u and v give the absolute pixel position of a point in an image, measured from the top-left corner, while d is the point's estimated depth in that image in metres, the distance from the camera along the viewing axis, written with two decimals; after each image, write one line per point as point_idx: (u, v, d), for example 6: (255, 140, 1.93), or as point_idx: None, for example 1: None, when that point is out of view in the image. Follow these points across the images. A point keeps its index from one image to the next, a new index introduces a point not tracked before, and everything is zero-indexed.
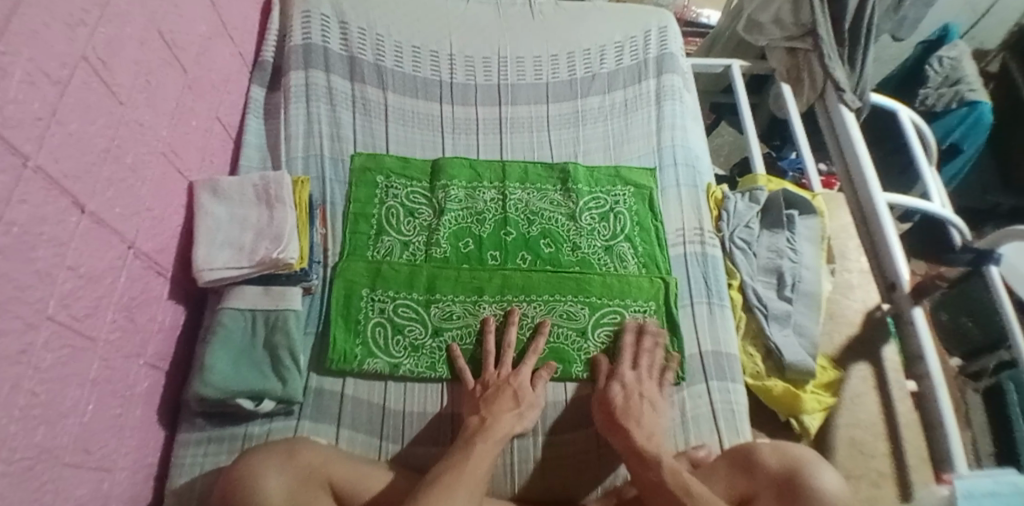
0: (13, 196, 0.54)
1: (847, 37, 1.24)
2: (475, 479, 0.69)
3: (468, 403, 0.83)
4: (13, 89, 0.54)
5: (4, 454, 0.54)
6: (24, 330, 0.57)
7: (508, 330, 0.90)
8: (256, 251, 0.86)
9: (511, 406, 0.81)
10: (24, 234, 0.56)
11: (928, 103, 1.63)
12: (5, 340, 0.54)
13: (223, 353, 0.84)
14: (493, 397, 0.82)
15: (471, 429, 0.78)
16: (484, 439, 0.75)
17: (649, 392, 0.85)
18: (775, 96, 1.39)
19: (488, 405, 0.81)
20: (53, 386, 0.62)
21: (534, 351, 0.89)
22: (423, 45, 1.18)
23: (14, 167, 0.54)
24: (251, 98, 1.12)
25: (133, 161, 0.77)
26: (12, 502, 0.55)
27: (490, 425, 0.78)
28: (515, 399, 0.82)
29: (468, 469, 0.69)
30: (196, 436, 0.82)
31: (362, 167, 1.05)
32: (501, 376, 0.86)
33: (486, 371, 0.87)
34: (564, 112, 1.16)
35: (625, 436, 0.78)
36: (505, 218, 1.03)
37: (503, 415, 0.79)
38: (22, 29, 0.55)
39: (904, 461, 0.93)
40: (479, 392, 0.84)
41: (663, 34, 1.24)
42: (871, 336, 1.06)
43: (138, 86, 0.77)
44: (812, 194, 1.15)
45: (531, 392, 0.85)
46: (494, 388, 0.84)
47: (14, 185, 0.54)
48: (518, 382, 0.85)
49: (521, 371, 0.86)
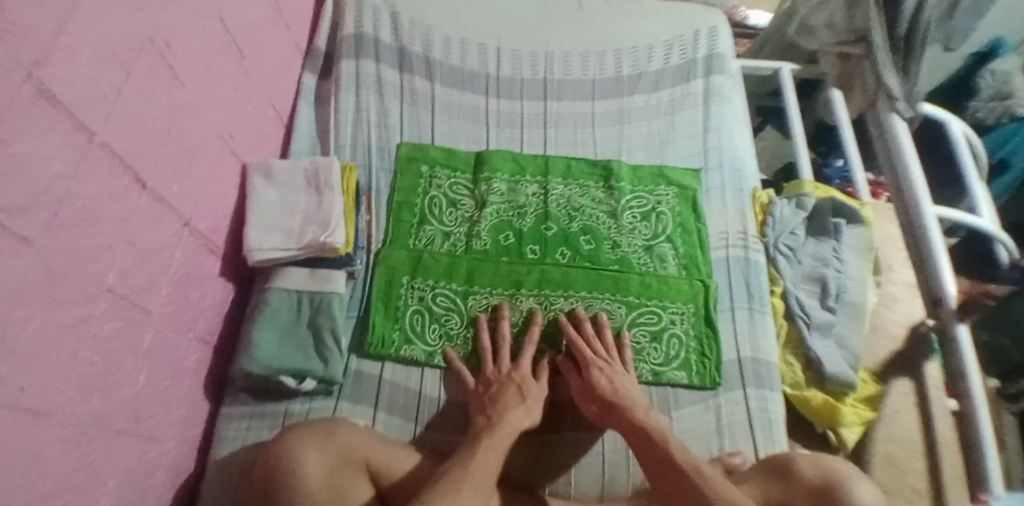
0: (78, 171, 0.57)
1: (901, 43, 1.15)
2: (481, 475, 0.67)
3: (475, 402, 0.83)
4: (81, 68, 0.56)
5: (59, 418, 0.57)
6: (83, 301, 0.60)
7: (502, 322, 0.90)
8: (305, 234, 0.88)
9: (516, 401, 0.81)
10: (87, 208, 0.59)
11: (978, 116, 1.58)
12: (65, 309, 0.57)
13: (269, 331, 0.86)
14: (498, 396, 0.82)
15: (478, 427, 0.77)
16: (489, 436, 0.74)
17: (619, 369, 0.86)
18: (824, 102, 1.36)
19: (493, 404, 0.81)
20: (109, 355, 0.65)
21: (530, 342, 0.89)
22: (471, 38, 1.18)
23: (80, 143, 0.57)
24: (303, 85, 1.14)
25: (192, 143, 0.79)
26: (62, 465, 0.58)
27: (497, 422, 0.77)
28: (520, 395, 0.82)
29: (474, 467, 0.68)
30: (239, 410, 0.85)
31: (407, 156, 1.06)
32: (503, 373, 0.86)
33: (485, 367, 0.87)
34: (610, 109, 1.15)
35: (623, 415, 0.79)
36: (546, 213, 1.03)
37: (508, 413, 0.78)
38: (92, 12, 0.57)
39: (940, 479, 0.92)
40: (482, 390, 0.84)
41: (714, 34, 1.22)
42: (913, 353, 1.03)
43: (198, 69, 0.79)
44: (860, 202, 1.12)
45: (537, 386, 0.84)
46: (498, 385, 0.84)
47: (79, 160, 0.57)
48: (520, 377, 0.84)
49: (521, 366, 0.86)
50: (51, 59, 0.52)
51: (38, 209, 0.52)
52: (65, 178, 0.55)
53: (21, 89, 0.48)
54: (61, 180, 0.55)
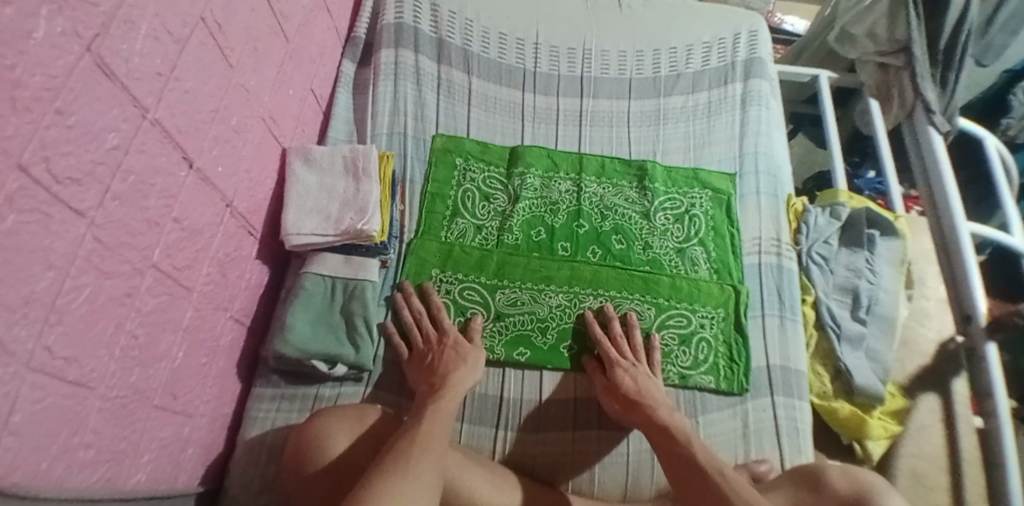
0: (132, 146, 0.58)
1: (941, 59, 1.18)
2: (431, 439, 0.68)
3: (417, 373, 0.83)
4: (138, 43, 0.57)
5: (100, 390, 0.58)
6: (130, 275, 0.60)
7: (412, 301, 0.90)
8: (342, 220, 0.89)
9: (457, 362, 0.82)
10: (137, 183, 0.60)
11: (1009, 133, 1.51)
12: (113, 282, 0.58)
13: (302, 314, 0.86)
14: (437, 364, 0.82)
15: (423, 396, 0.78)
16: (437, 400, 0.75)
17: (643, 369, 0.86)
18: (862, 110, 1.32)
19: (434, 372, 0.81)
20: (151, 330, 0.66)
21: (439, 308, 0.90)
22: (510, 32, 1.18)
23: (134, 118, 0.58)
24: (342, 72, 1.14)
25: (237, 124, 0.80)
26: (101, 436, 0.59)
27: (441, 387, 0.78)
28: (457, 356, 0.83)
29: (421, 433, 0.68)
30: (270, 391, 0.86)
31: (443, 148, 1.06)
32: (433, 342, 0.86)
33: (414, 340, 0.87)
34: (646, 110, 1.15)
35: (646, 413, 0.79)
36: (578, 211, 1.03)
37: (451, 375, 0.80)
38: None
39: (963, 497, 0.91)
40: (422, 361, 0.84)
41: (754, 38, 1.21)
42: (943, 369, 1.01)
43: (247, 51, 0.80)
44: (895, 215, 1.11)
45: (470, 344, 0.86)
46: (432, 354, 0.84)
47: (133, 135, 0.58)
48: (450, 340, 0.85)
49: (447, 330, 0.87)
50: (109, 33, 0.52)
51: (90, 182, 0.52)
52: (119, 152, 0.56)
53: (79, 60, 0.49)
54: (115, 153, 0.55)
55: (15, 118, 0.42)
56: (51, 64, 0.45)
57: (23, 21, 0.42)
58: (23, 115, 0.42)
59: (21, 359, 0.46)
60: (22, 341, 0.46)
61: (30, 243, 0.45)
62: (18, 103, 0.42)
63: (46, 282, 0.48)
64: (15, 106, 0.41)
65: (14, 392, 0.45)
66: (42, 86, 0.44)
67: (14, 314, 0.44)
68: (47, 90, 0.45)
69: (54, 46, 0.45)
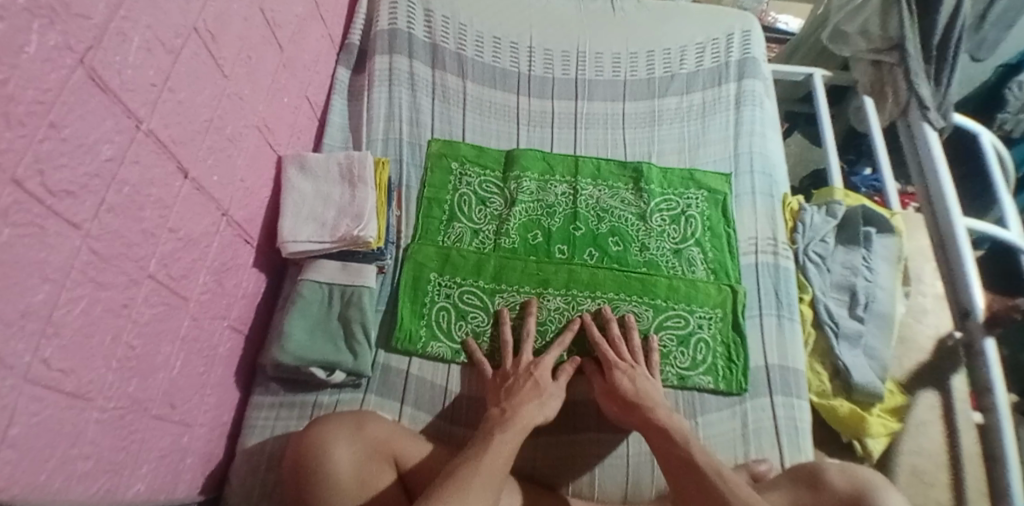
0: (126, 157, 0.58)
1: (934, 54, 1.18)
2: (493, 470, 0.66)
3: (493, 396, 0.82)
4: (131, 55, 0.57)
5: (99, 401, 0.58)
6: (125, 286, 0.60)
7: (501, 327, 0.90)
8: (338, 227, 0.89)
9: (533, 395, 0.80)
10: (132, 194, 0.60)
11: (1006, 128, 1.52)
12: (110, 293, 0.58)
13: (299, 321, 0.86)
14: (513, 389, 0.81)
15: (491, 420, 0.76)
16: (502, 431, 0.73)
17: (642, 370, 0.86)
18: (857, 110, 1.34)
19: (508, 397, 0.80)
20: (149, 340, 0.66)
21: (529, 335, 0.89)
22: (504, 36, 1.19)
23: (129, 129, 0.58)
24: (337, 79, 1.14)
25: (232, 133, 0.80)
26: (101, 448, 0.59)
27: (511, 416, 0.76)
28: (537, 389, 0.81)
29: (482, 463, 0.67)
30: (269, 399, 0.86)
31: (438, 153, 1.07)
32: (521, 366, 0.85)
33: (506, 362, 0.87)
34: (641, 111, 1.15)
35: (644, 415, 0.79)
36: (575, 213, 1.03)
37: (522, 406, 0.78)
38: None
39: (963, 492, 0.91)
40: (499, 383, 0.84)
41: (747, 38, 1.21)
42: (941, 365, 1.01)
43: (240, 60, 0.80)
44: (890, 212, 1.11)
45: (553, 383, 0.84)
46: (514, 379, 0.83)
47: (127, 147, 0.58)
48: (539, 372, 0.84)
49: (543, 362, 0.85)
50: (102, 45, 0.53)
51: (84, 194, 0.53)
52: (113, 164, 0.56)
53: (71, 73, 0.49)
54: (109, 165, 0.56)
55: (9, 132, 0.42)
56: (44, 78, 0.45)
57: (17, 35, 0.42)
58: (17, 130, 0.43)
59: (19, 372, 0.46)
60: (19, 354, 0.46)
61: (26, 256, 0.46)
62: (11, 117, 0.42)
63: (43, 294, 0.48)
64: (9, 121, 0.42)
65: (12, 404, 0.45)
66: (35, 100, 0.45)
67: (11, 327, 0.45)
68: (40, 104, 0.45)
69: (47, 60, 0.45)
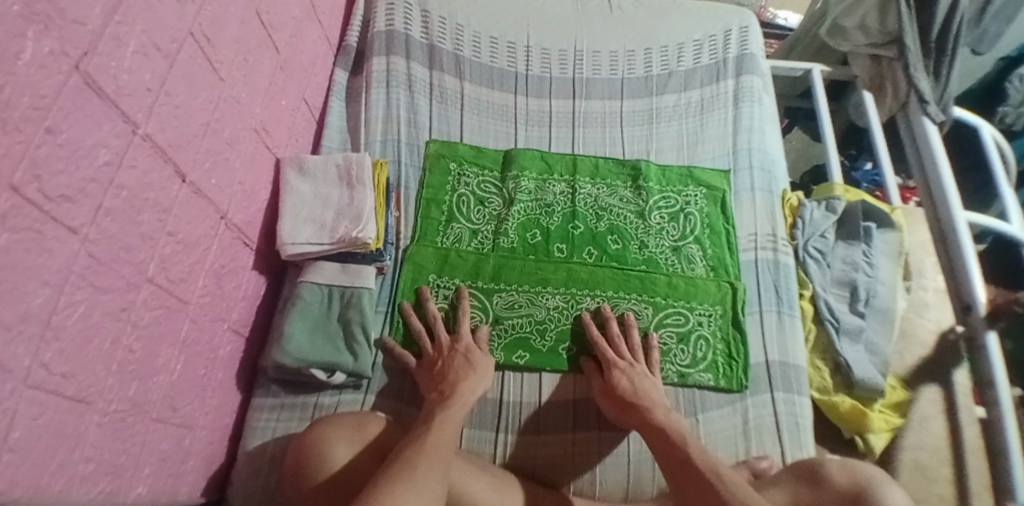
0: (123, 161, 0.58)
1: (933, 48, 1.18)
2: (438, 447, 0.67)
3: (427, 379, 0.83)
4: (126, 60, 0.57)
5: (100, 405, 0.58)
6: (125, 290, 0.61)
7: (411, 319, 0.90)
8: (337, 228, 0.89)
9: (466, 371, 0.82)
10: (129, 197, 0.60)
11: (1007, 122, 1.50)
12: (109, 297, 0.58)
13: (300, 323, 0.87)
14: (447, 371, 0.82)
15: (433, 403, 0.77)
16: (445, 411, 0.74)
17: (642, 369, 0.86)
18: (855, 105, 1.34)
19: (443, 379, 0.81)
20: (149, 342, 0.66)
21: (434, 318, 0.89)
22: (501, 36, 1.19)
23: (125, 134, 0.58)
24: (335, 81, 1.14)
25: (230, 136, 0.80)
26: (101, 451, 0.59)
27: (450, 395, 0.78)
28: (468, 364, 0.83)
29: (428, 445, 0.67)
30: (270, 401, 0.86)
31: (436, 154, 1.07)
32: (444, 349, 0.86)
33: (425, 347, 0.87)
34: (638, 109, 1.15)
35: (642, 415, 0.79)
36: (573, 212, 1.03)
37: (460, 384, 0.80)
38: (138, 2, 0.58)
39: (967, 488, 0.90)
40: (431, 367, 0.84)
41: (744, 34, 1.21)
42: (944, 359, 1.01)
43: (237, 63, 0.80)
44: (891, 206, 1.11)
45: (480, 353, 0.86)
46: (443, 362, 0.84)
47: (124, 151, 0.58)
48: (464, 347, 0.85)
49: (461, 338, 0.87)
50: (98, 50, 0.53)
51: (83, 199, 0.53)
52: (111, 168, 0.56)
53: (67, 78, 0.49)
54: (107, 169, 0.56)
55: (5, 137, 0.42)
56: (39, 84, 0.46)
57: (13, 42, 0.42)
58: (14, 135, 0.43)
59: (19, 376, 0.46)
60: (19, 358, 0.46)
61: (24, 261, 0.46)
62: (8, 124, 0.42)
63: (42, 298, 0.49)
64: (5, 126, 0.42)
65: (13, 408, 0.45)
66: (32, 106, 0.45)
67: (11, 331, 0.45)
68: (37, 110, 0.46)
69: (42, 66, 0.46)
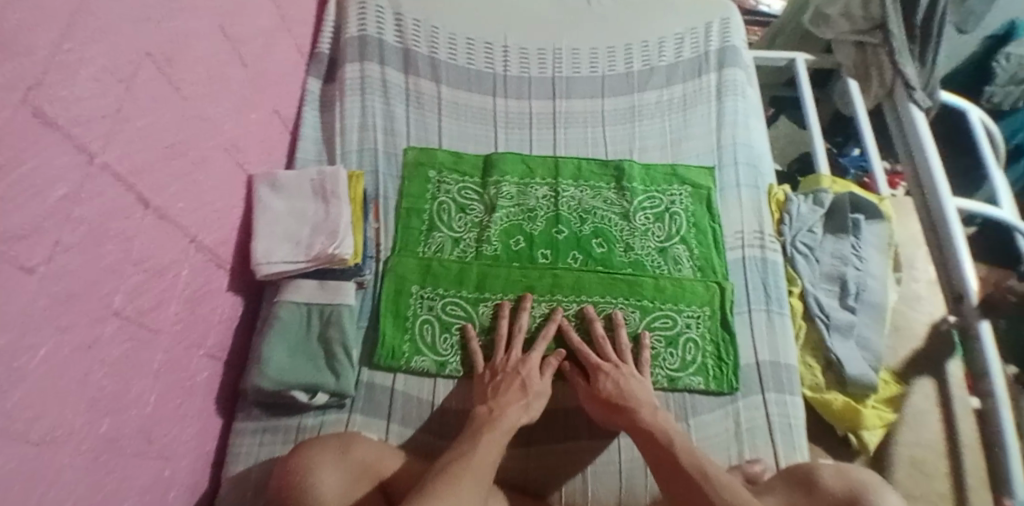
0: (80, 194, 0.56)
1: (918, 33, 1.16)
2: (483, 468, 0.67)
3: (479, 393, 0.82)
4: (79, 88, 0.54)
5: (70, 446, 0.56)
6: (89, 326, 0.58)
7: (500, 321, 0.89)
8: (313, 245, 0.87)
9: (520, 396, 0.80)
10: (89, 230, 0.57)
11: (994, 101, 1.47)
12: (74, 335, 0.56)
13: (279, 344, 0.85)
14: (500, 388, 0.81)
15: (480, 419, 0.76)
16: (490, 431, 0.73)
17: (631, 369, 0.84)
18: (840, 93, 1.32)
19: (495, 396, 0.80)
20: (119, 377, 0.64)
21: (520, 330, 0.88)
22: (477, 37, 1.16)
23: (81, 165, 0.55)
24: (307, 90, 1.11)
25: (197, 157, 0.77)
26: (76, 494, 0.57)
27: (498, 416, 0.76)
28: (522, 389, 0.81)
29: (475, 461, 0.67)
30: (252, 425, 0.84)
31: (415, 162, 1.04)
32: (512, 362, 0.85)
33: (496, 355, 0.86)
34: (620, 107, 1.12)
35: (630, 417, 0.77)
36: (557, 216, 1.01)
37: (510, 407, 0.78)
38: (89, 27, 0.55)
39: (963, 481, 0.90)
40: (488, 379, 0.83)
41: (726, 26, 1.18)
42: (933, 352, 1.00)
43: (202, 81, 0.77)
44: (879, 197, 1.09)
45: (540, 379, 0.83)
46: (504, 376, 0.83)
47: (81, 183, 0.56)
48: (527, 371, 0.83)
49: (531, 358, 0.85)
50: (49, 81, 0.50)
51: (40, 237, 0.50)
52: (68, 202, 0.54)
53: (15, 112, 0.46)
54: (63, 204, 0.53)
55: None
56: None
57: None
58: None
59: None
60: None
61: None
62: None
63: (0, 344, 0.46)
64: None
65: None
66: None
67: None
68: None
69: None
